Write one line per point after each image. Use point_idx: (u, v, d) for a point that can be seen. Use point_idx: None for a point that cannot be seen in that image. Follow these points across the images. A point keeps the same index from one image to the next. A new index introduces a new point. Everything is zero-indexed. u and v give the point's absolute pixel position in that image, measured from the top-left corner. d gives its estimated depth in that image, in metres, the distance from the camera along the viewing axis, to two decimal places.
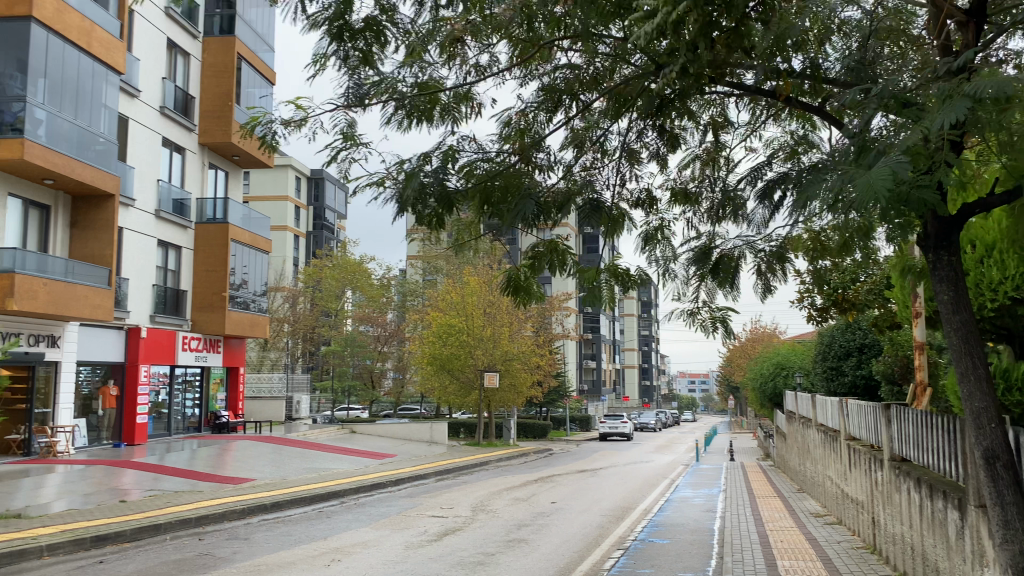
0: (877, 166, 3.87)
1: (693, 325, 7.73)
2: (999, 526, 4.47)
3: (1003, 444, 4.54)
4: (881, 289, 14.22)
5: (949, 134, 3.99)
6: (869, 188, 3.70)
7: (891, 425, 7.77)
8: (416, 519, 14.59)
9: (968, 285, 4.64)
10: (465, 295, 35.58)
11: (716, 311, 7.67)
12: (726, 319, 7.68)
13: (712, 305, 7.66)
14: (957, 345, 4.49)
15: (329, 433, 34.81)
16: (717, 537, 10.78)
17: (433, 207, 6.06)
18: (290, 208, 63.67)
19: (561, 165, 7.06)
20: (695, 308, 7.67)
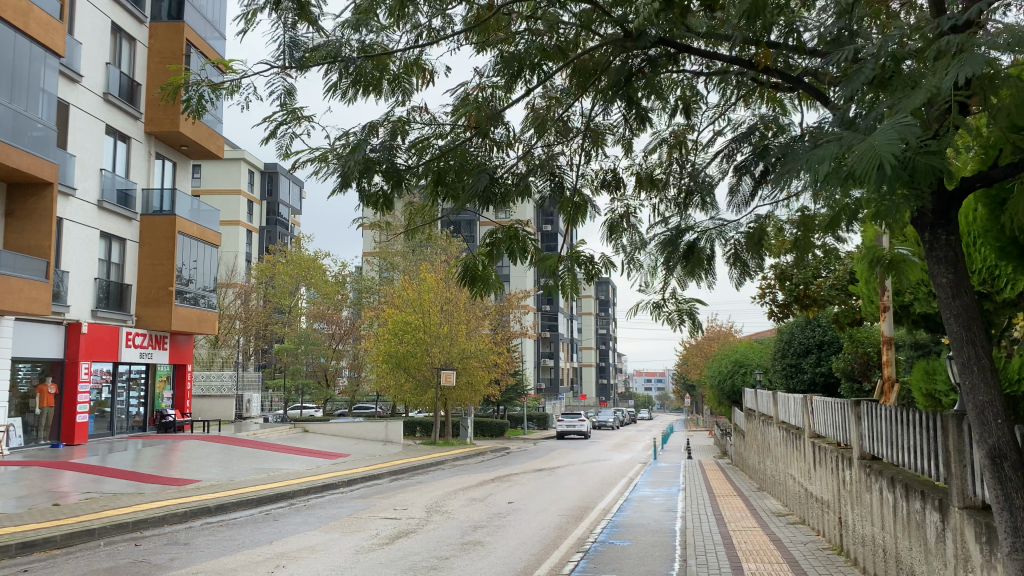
0: (879, 130, 3.46)
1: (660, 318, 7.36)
2: (1009, 533, 4.02)
3: (1012, 443, 4.08)
4: (845, 284, 13.96)
5: (953, 97, 3.63)
6: (873, 155, 3.28)
7: (861, 422, 7.47)
8: (368, 521, 14.05)
9: (968, 266, 4.25)
10: (421, 291, 34.97)
11: (683, 303, 7.33)
12: (692, 311, 7.32)
13: (678, 297, 7.32)
14: (958, 334, 4.11)
15: (280, 432, 33.98)
16: (679, 538, 10.47)
17: (380, 186, 5.53)
18: (243, 202, 62.34)
19: (521, 145, 6.62)
20: (660, 300, 7.32)
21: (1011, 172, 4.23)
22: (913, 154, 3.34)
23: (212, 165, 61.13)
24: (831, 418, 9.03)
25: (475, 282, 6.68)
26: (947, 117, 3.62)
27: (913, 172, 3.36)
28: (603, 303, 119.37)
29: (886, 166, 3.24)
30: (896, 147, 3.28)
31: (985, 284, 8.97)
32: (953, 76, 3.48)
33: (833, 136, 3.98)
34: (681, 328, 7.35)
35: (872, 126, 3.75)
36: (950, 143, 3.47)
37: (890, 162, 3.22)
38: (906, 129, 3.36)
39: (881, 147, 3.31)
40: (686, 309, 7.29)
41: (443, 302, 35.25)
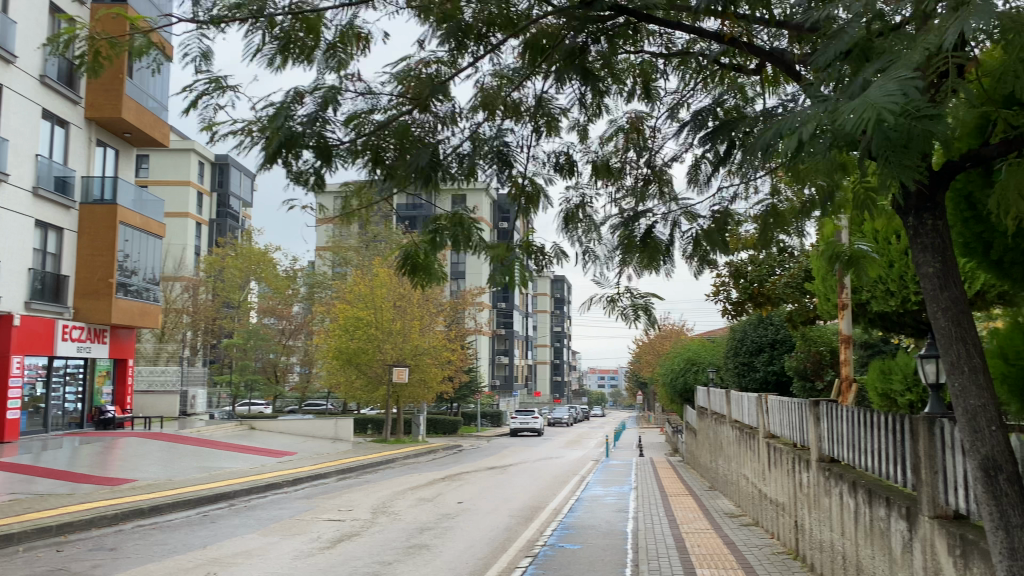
0: (874, 86, 3.07)
1: (614, 315, 6.99)
2: (1005, 553, 3.55)
3: (1007, 453, 3.64)
4: (800, 282, 13.73)
5: (952, 53, 3.27)
6: (869, 109, 2.90)
7: (819, 423, 7.20)
8: (310, 523, 13.47)
9: (958, 254, 3.88)
10: (373, 287, 34.26)
11: (639, 298, 6.97)
12: (648, 307, 6.96)
13: (634, 292, 6.97)
14: (945, 328, 3.72)
15: (226, 429, 33.03)
16: (631, 541, 10.13)
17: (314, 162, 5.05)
18: (192, 193, 60.80)
19: (468, 125, 6.15)
20: (615, 296, 6.96)
21: (1005, 150, 3.93)
22: (915, 116, 2.94)
23: (159, 154, 59.40)
24: (788, 418, 8.77)
25: (418, 273, 6.22)
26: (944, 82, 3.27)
27: (911, 138, 2.98)
28: (559, 301, 119.53)
29: (885, 123, 2.84)
30: (896, 105, 2.89)
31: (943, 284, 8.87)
32: (955, 30, 3.12)
33: (813, 104, 3.61)
34: (637, 325, 6.98)
35: (860, 89, 3.36)
36: (951, 107, 3.09)
37: (888, 118, 2.85)
38: (905, 84, 2.97)
39: (875, 104, 2.92)
40: (641, 305, 6.93)
41: (395, 298, 34.61)
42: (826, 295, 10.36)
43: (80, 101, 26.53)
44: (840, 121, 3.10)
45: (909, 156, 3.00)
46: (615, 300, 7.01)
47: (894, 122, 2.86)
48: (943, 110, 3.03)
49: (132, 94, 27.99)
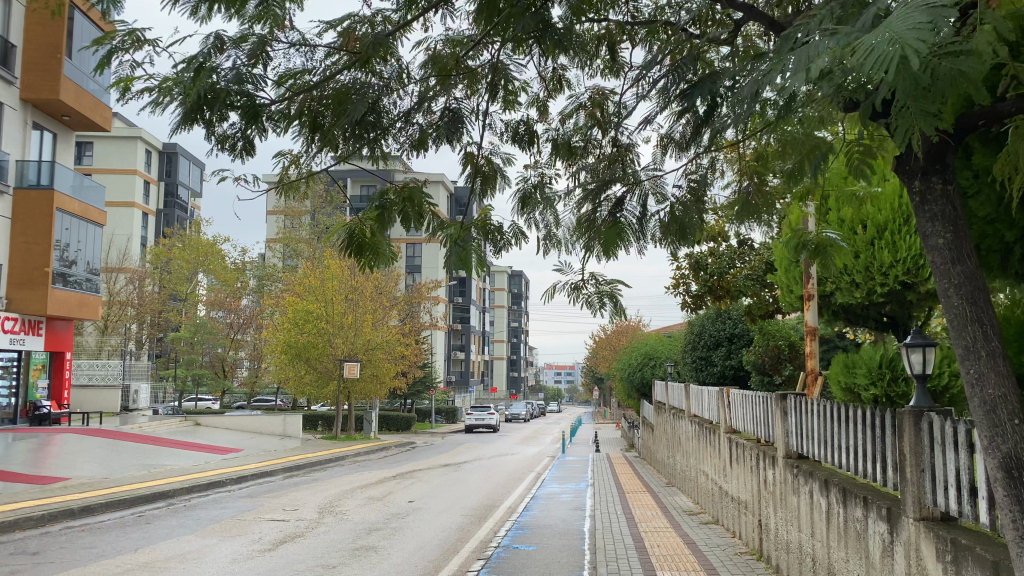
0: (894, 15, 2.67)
1: (578, 303, 6.64)
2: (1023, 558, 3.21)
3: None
4: (760, 275, 13.44)
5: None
6: (893, 44, 2.52)
7: (787, 418, 6.88)
8: (252, 524, 12.83)
9: (969, 223, 3.58)
10: (325, 280, 33.41)
11: (604, 285, 6.65)
12: (614, 294, 6.66)
13: (599, 278, 6.64)
14: (962, 309, 3.41)
15: (170, 425, 31.95)
16: (588, 541, 9.75)
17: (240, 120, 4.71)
18: (139, 182, 58.99)
19: (417, 93, 5.69)
20: (576, 283, 6.62)
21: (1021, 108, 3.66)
22: (939, 54, 2.59)
23: (104, 142, 57.44)
24: (752, 412, 8.46)
25: (364, 251, 5.99)
26: (963, 24, 2.96)
27: (935, 80, 2.66)
28: (514, 297, 119.38)
29: (912, 62, 2.47)
30: (925, 42, 2.51)
31: (909, 275, 8.77)
32: None
33: (810, 44, 3.20)
34: (602, 312, 6.66)
35: (871, 25, 2.98)
36: (978, 42, 2.83)
37: (919, 51, 2.47)
38: (936, 12, 2.56)
39: (902, 36, 2.53)
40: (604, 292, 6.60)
41: (347, 290, 33.83)
42: (789, 287, 10.13)
43: (16, 82, 25.28)
44: (852, 61, 2.74)
45: (930, 102, 2.70)
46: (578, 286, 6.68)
47: (924, 58, 2.49)
48: (970, 48, 2.74)
49: (71, 75, 26.81)
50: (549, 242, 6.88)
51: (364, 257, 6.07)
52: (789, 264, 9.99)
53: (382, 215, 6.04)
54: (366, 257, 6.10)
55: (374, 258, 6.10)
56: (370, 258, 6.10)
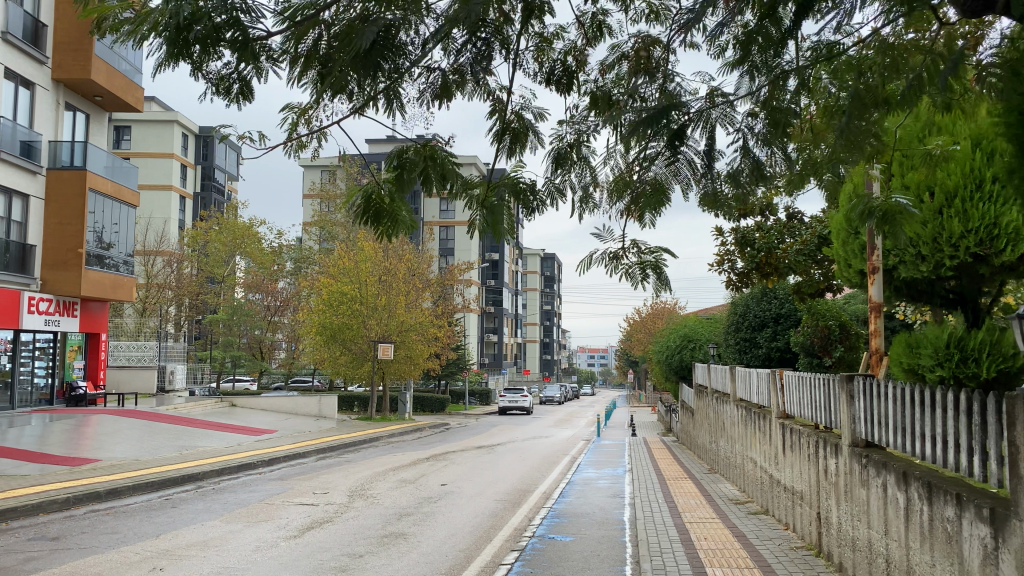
0: None
1: (618, 274, 6.01)
2: None
3: None
4: (812, 250, 12.62)
5: None
6: None
7: (854, 402, 6.20)
8: (280, 508, 12.45)
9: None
10: (358, 261, 33.13)
11: (647, 255, 6.00)
12: (658, 264, 6.01)
13: (643, 247, 6.01)
14: None
15: (205, 406, 31.98)
16: (630, 532, 9.14)
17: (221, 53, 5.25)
18: (176, 166, 59.34)
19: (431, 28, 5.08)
20: (615, 252, 5.97)
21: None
22: None
23: (141, 126, 57.73)
24: (809, 395, 7.79)
25: (381, 218, 5.73)
26: None
27: None
28: (549, 280, 118.84)
29: None
30: None
31: (981, 247, 8.01)
32: None
33: None
34: (645, 283, 6.05)
35: None
36: None
37: None
38: None
39: None
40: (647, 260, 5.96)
41: (380, 272, 33.52)
42: (847, 261, 9.37)
43: (47, 62, 25.16)
44: None
45: None
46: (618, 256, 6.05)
47: None
48: None
49: (102, 55, 26.68)
50: (584, 204, 6.28)
51: (384, 223, 5.76)
52: (848, 236, 9.25)
53: (400, 177, 5.67)
54: (385, 223, 5.79)
55: (393, 225, 5.82)
56: (388, 226, 5.81)
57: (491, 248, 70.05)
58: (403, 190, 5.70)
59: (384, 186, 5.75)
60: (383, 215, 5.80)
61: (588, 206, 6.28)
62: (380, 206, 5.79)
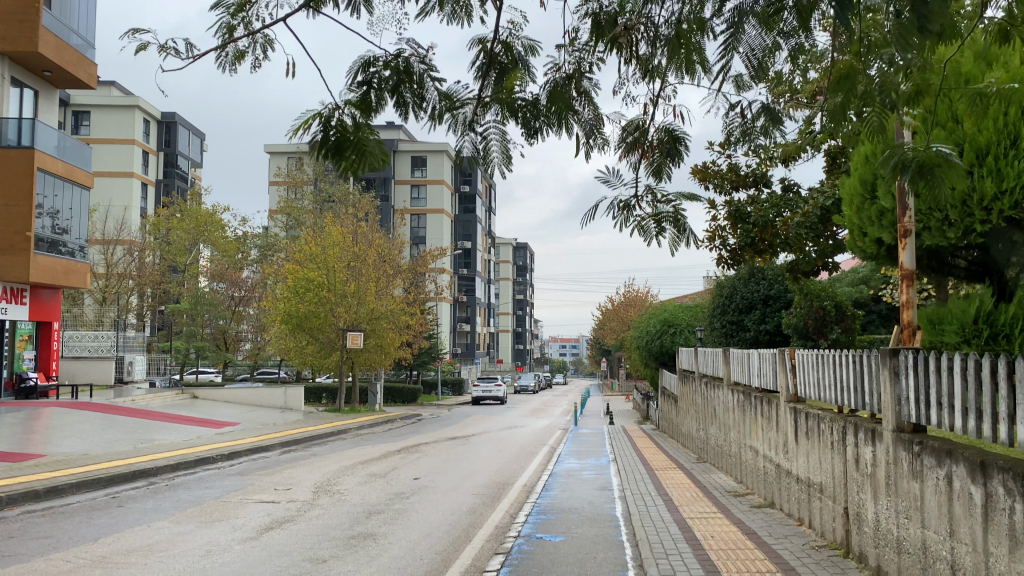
0: None
1: (629, 227, 5.68)
2: None
3: None
4: (814, 222, 11.82)
5: None
6: None
7: (899, 380, 5.29)
8: (238, 507, 11.37)
9: None
10: (325, 247, 31.60)
11: (664, 205, 5.66)
12: (676, 217, 5.68)
13: (658, 197, 5.65)
14: None
15: (166, 398, 30.64)
16: (627, 530, 8.22)
17: None
18: (137, 152, 57.48)
19: None
20: (629, 202, 5.58)
21: None
22: None
23: (101, 111, 55.65)
24: (831, 373, 6.91)
25: (344, 151, 4.83)
26: None
27: None
28: (521, 270, 118.37)
29: None
30: None
31: (1017, 210, 7.18)
32: None
33: None
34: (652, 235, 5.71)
35: None
36: None
37: None
38: None
39: None
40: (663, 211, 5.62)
41: (349, 257, 32.03)
42: (860, 228, 8.55)
43: None
44: None
45: None
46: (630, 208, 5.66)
47: None
48: None
49: (50, 26, 25.10)
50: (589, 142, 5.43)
51: (348, 156, 4.88)
52: (862, 200, 8.41)
53: (364, 98, 5.10)
54: (349, 156, 4.92)
55: (358, 158, 4.95)
56: (353, 161, 4.94)
57: (463, 236, 68.94)
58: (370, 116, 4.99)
59: (344, 112, 4.90)
60: (347, 147, 4.89)
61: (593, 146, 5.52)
62: (345, 138, 4.89)
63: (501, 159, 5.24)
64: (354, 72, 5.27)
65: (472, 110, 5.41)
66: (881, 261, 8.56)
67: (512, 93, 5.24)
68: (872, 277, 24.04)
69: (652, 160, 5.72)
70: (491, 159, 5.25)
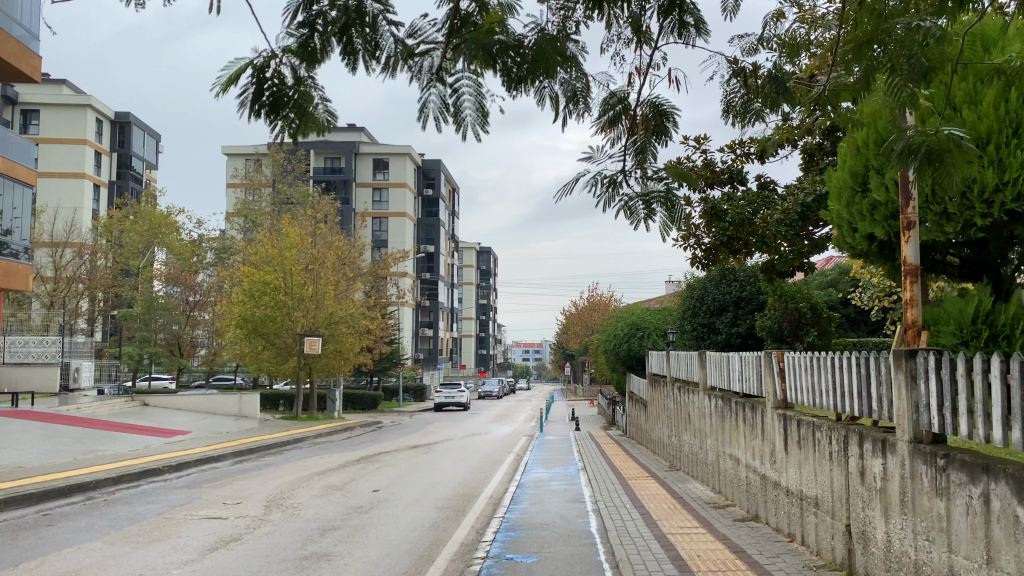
0: None
1: (616, 207, 5.03)
2: None
3: None
4: (794, 220, 11.29)
5: None
6: None
7: (916, 386, 4.74)
8: (182, 524, 10.53)
9: None
10: (282, 248, 30.77)
11: (655, 186, 5.01)
12: (668, 199, 5.03)
13: (649, 174, 5.00)
14: None
15: (114, 406, 29.34)
16: (606, 549, 7.59)
17: None
18: (90, 152, 55.73)
19: None
20: (614, 178, 5.02)
21: None
22: None
23: (51, 109, 53.64)
24: (828, 374, 6.37)
25: (286, 111, 4.39)
26: None
27: None
28: (485, 274, 117.77)
29: None
30: None
31: (1019, 203, 6.70)
32: None
33: None
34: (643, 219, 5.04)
35: None
36: None
37: None
38: None
39: None
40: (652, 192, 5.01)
41: (307, 260, 31.36)
42: (850, 224, 8.02)
43: None
44: None
45: None
46: (616, 184, 5.01)
47: None
48: None
49: None
50: (572, 108, 4.95)
51: (286, 115, 4.43)
52: (852, 194, 7.89)
53: (307, 45, 4.51)
54: (288, 116, 4.47)
55: (299, 119, 4.51)
56: (294, 120, 4.53)
57: (426, 240, 68.00)
58: (312, 67, 4.50)
59: (284, 63, 4.44)
60: (287, 105, 4.44)
61: (574, 111, 5.02)
62: (283, 94, 4.43)
63: (474, 117, 4.49)
64: (294, 9, 4.56)
65: (438, 55, 4.60)
66: (872, 259, 8.03)
67: (492, 36, 4.41)
68: (840, 279, 23.83)
69: (639, 136, 5.09)
70: (463, 116, 4.49)
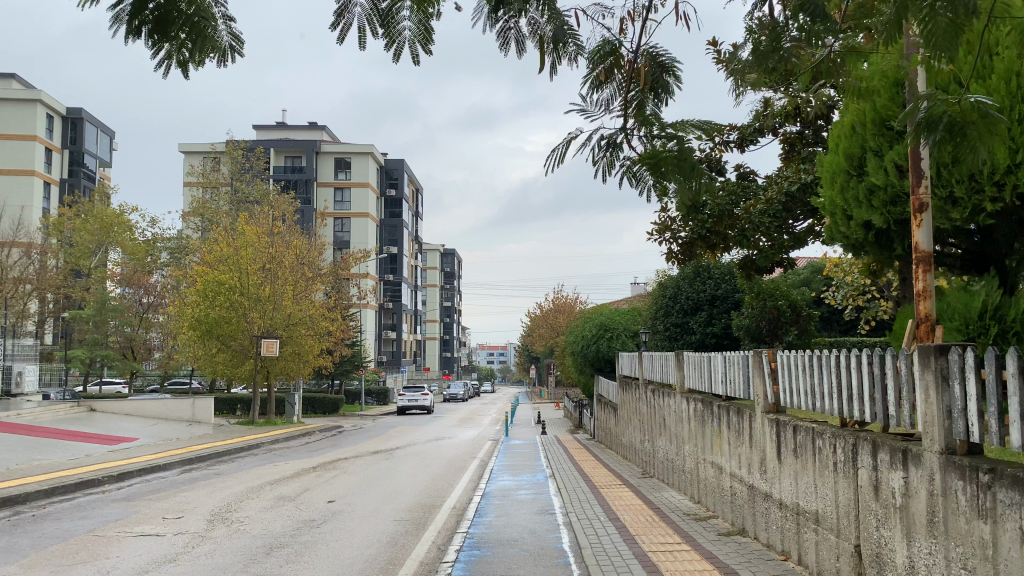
0: None
1: (617, 173, 4.52)
2: None
3: None
4: (777, 212, 10.63)
5: None
6: None
7: (948, 387, 4.05)
8: (113, 543, 9.55)
9: None
10: (238, 247, 29.57)
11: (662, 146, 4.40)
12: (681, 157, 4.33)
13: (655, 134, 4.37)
14: None
15: (59, 412, 27.89)
16: (582, 571, 6.83)
17: None
18: (39, 149, 53.65)
19: None
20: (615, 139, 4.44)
21: None
22: None
23: None
24: (831, 375, 5.65)
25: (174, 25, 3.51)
26: None
27: None
28: (449, 276, 117.02)
29: None
30: None
31: None
32: None
33: None
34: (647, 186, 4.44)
35: None
36: None
37: None
38: None
39: None
40: (663, 153, 4.29)
41: (263, 259, 30.00)
42: (845, 210, 7.43)
43: None
44: None
45: None
46: (615, 146, 4.50)
47: None
48: None
49: None
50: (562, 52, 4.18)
51: (176, 32, 3.58)
52: (847, 179, 7.29)
53: None
54: (180, 34, 3.62)
55: (191, 36, 3.64)
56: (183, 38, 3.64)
57: (389, 241, 66.89)
58: None
59: None
60: (176, 20, 3.58)
61: (565, 55, 4.24)
62: (169, 8, 3.54)
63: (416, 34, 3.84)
64: None
65: None
66: (868, 249, 7.43)
67: None
68: (813, 278, 23.41)
69: (636, 90, 4.47)
70: (399, 31, 3.83)
